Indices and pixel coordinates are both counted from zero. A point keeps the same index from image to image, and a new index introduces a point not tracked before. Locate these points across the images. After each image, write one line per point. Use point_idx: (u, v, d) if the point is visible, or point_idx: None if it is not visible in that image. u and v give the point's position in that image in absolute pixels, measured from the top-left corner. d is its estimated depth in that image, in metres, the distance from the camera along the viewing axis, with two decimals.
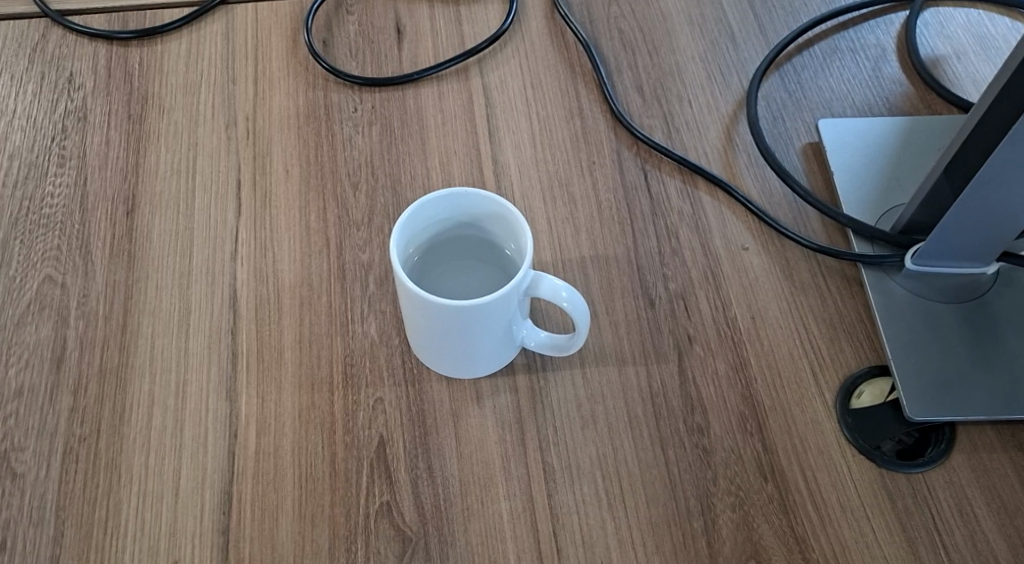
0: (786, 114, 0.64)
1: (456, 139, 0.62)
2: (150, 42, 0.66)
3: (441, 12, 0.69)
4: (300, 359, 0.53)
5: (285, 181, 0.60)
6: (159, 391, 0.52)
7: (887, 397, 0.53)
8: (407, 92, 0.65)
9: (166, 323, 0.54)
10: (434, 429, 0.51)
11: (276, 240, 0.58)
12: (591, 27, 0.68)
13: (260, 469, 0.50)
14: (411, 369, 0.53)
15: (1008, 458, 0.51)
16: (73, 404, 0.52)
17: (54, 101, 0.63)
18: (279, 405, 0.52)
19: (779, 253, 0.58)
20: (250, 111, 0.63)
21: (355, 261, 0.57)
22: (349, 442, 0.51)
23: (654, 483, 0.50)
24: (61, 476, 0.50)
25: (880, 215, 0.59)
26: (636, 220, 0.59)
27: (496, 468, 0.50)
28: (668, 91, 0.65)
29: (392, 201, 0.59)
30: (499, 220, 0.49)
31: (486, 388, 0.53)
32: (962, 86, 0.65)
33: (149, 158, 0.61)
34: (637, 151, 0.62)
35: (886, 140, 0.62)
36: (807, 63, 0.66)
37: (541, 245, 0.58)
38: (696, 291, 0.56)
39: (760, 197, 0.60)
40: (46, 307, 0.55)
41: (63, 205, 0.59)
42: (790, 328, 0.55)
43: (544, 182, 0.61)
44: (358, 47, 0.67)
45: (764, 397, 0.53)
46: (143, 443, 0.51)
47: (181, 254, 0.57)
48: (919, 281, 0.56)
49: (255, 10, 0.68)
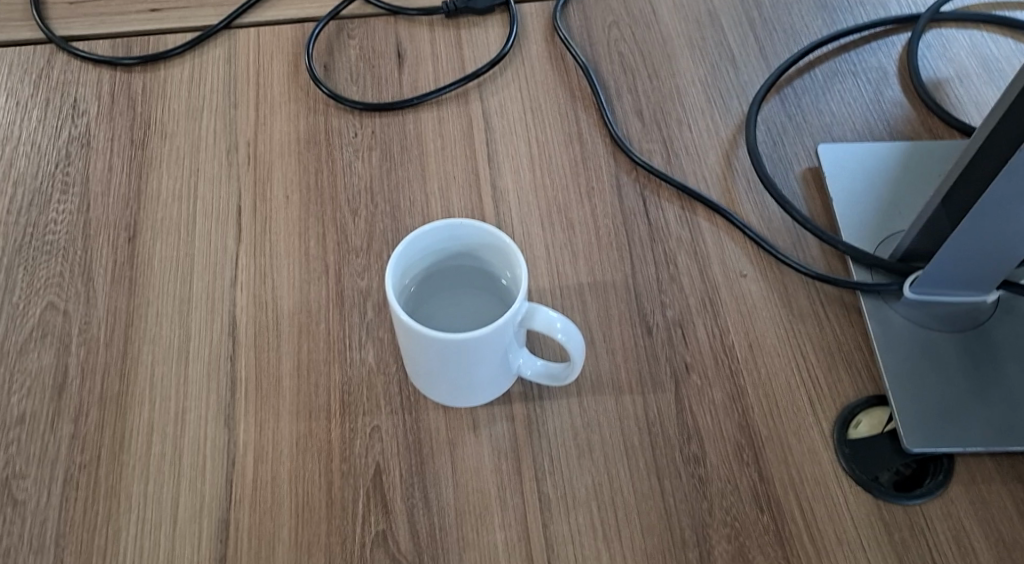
0: (786, 139, 0.64)
1: (456, 164, 0.63)
2: (153, 68, 0.67)
3: (442, 36, 0.69)
4: (297, 387, 0.54)
5: (285, 207, 0.61)
6: (159, 418, 0.53)
7: (885, 427, 0.52)
8: (407, 117, 0.65)
9: (166, 349, 0.55)
10: (430, 458, 0.51)
11: (275, 266, 0.58)
12: (591, 51, 0.68)
13: (257, 498, 0.50)
14: (409, 397, 0.53)
15: (1007, 490, 0.51)
16: (73, 432, 0.52)
17: (59, 126, 0.64)
18: (276, 433, 0.52)
19: (778, 281, 0.58)
20: (251, 136, 0.64)
21: (353, 287, 0.57)
22: (346, 470, 0.51)
23: (650, 513, 0.50)
24: (61, 504, 0.50)
25: (879, 243, 0.59)
26: (634, 245, 0.59)
27: (491, 498, 0.50)
28: (667, 116, 0.65)
29: (391, 227, 0.60)
30: (495, 249, 0.49)
31: (483, 416, 0.53)
32: (964, 109, 0.65)
33: (151, 184, 0.61)
34: (636, 176, 0.62)
35: (885, 166, 0.62)
36: (807, 86, 0.66)
37: (539, 272, 0.58)
38: (693, 318, 0.56)
39: (759, 222, 0.60)
40: (48, 334, 0.55)
41: (66, 231, 0.59)
42: (787, 356, 0.55)
43: (543, 208, 0.61)
44: (359, 72, 0.67)
45: (761, 427, 0.53)
46: (142, 471, 0.51)
47: (182, 280, 0.57)
48: (918, 310, 0.56)
49: (258, 36, 0.69)
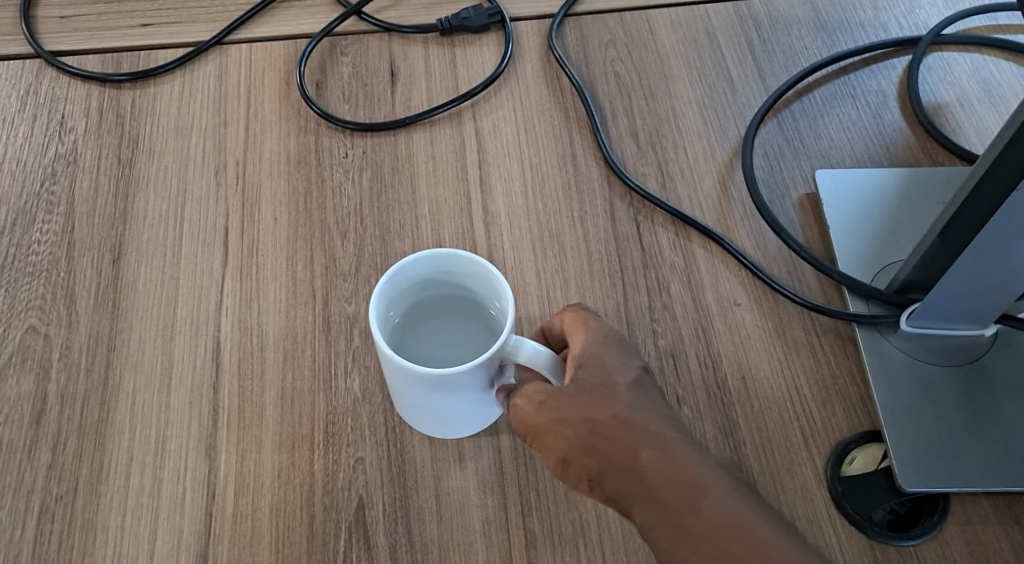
0: (784, 163, 0.63)
1: (447, 186, 0.62)
2: (143, 84, 0.66)
3: (436, 53, 0.68)
4: (280, 417, 0.53)
5: (273, 229, 0.60)
6: (139, 447, 0.52)
7: (880, 464, 0.52)
8: (399, 137, 0.64)
9: (148, 376, 0.54)
10: (415, 491, 0.51)
11: (261, 291, 0.57)
12: (586, 70, 0.67)
13: (237, 532, 0.49)
14: (394, 428, 0.52)
15: (1003, 532, 0.50)
16: (51, 461, 0.51)
17: (46, 144, 0.63)
18: (258, 464, 0.51)
19: (772, 310, 0.57)
20: (240, 156, 0.63)
21: (340, 313, 0.56)
22: (328, 504, 0.50)
23: (637, 552, 0.49)
24: (36, 537, 0.49)
25: (876, 273, 0.58)
26: (626, 273, 0.58)
27: (476, 534, 0.49)
28: (663, 138, 0.64)
29: (380, 251, 0.59)
30: (483, 281, 0.48)
31: (468, 449, 0.52)
32: (965, 135, 0.64)
33: (137, 205, 0.61)
34: (630, 201, 0.61)
35: (884, 194, 0.60)
36: (806, 109, 0.65)
37: (530, 299, 0.57)
38: (686, 349, 0.55)
39: (754, 250, 0.59)
40: (29, 359, 0.54)
41: (50, 253, 0.58)
42: (780, 389, 0.54)
43: (534, 233, 0.60)
44: (351, 90, 0.66)
45: (753, 463, 0.52)
46: (119, 503, 0.50)
47: (166, 304, 0.56)
48: (915, 342, 0.55)
49: (249, 52, 0.68)
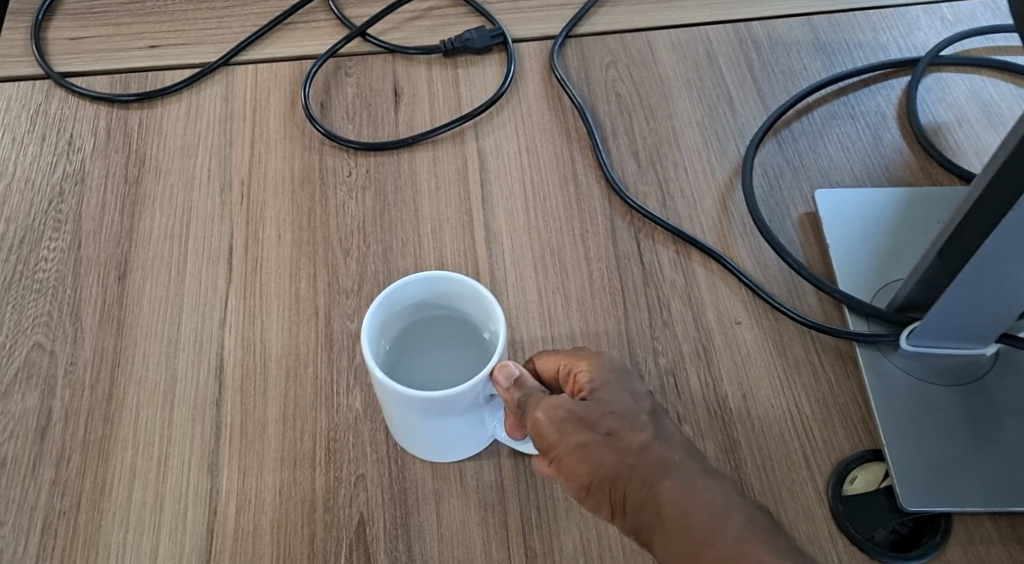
0: (784, 183, 0.63)
1: (449, 205, 0.62)
2: (150, 104, 0.67)
3: (439, 74, 0.69)
4: (283, 433, 0.53)
5: (277, 247, 0.60)
6: (141, 463, 0.52)
7: (881, 483, 0.52)
8: (402, 156, 0.65)
9: (152, 392, 0.54)
10: (416, 509, 0.51)
11: (265, 308, 0.57)
12: (588, 90, 0.68)
13: (238, 549, 0.50)
14: (396, 445, 0.52)
15: (1005, 552, 0.50)
16: (55, 477, 0.52)
17: (54, 163, 0.64)
18: (260, 481, 0.51)
19: (773, 329, 0.57)
20: (245, 175, 0.63)
21: (342, 330, 0.57)
22: (329, 521, 0.50)
23: None
24: (39, 552, 0.50)
25: (876, 292, 0.58)
26: (627, 291, 0.58)
27: (477, 552, 0.50)
28: (663, 158, 0.65)
29: (383, 269, 0.59)
30: (477, 302, 0.48)
31: (470, 467, 0.52)
32: (963, 155, 0.64)
33: (143, 223, 0.61)
34: (631, 220, 0.62)
35: (883, 213, 0.61)
36: (805, 129, 0.66)
37: (531, 316, 0.57)
38: (687, 367, 0.55)
39: (754, 268, 0.59)
40: (34, 375, 0.55)
41: (56, 270, 0.59)
42: (781, 407, 0.54)
43: (536, 251, 0.60)
44: (355, 110, 0.67)
45: (754, 482, 0.52)
46: (121, 519, 0.51)
47: (170, 321, 0.57)
48: (916, 361, 0.55)
49: (255, 72, 0.69)
